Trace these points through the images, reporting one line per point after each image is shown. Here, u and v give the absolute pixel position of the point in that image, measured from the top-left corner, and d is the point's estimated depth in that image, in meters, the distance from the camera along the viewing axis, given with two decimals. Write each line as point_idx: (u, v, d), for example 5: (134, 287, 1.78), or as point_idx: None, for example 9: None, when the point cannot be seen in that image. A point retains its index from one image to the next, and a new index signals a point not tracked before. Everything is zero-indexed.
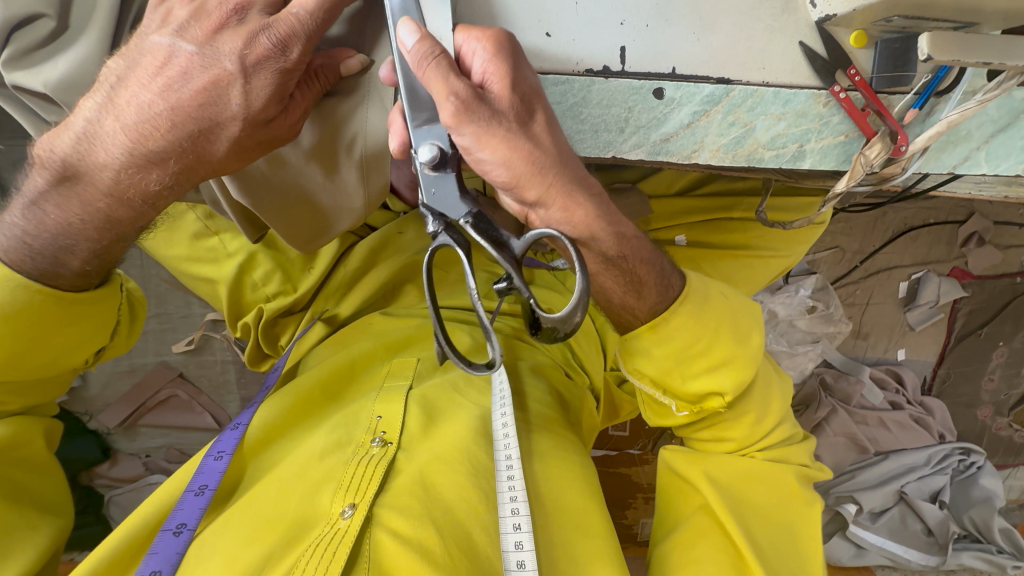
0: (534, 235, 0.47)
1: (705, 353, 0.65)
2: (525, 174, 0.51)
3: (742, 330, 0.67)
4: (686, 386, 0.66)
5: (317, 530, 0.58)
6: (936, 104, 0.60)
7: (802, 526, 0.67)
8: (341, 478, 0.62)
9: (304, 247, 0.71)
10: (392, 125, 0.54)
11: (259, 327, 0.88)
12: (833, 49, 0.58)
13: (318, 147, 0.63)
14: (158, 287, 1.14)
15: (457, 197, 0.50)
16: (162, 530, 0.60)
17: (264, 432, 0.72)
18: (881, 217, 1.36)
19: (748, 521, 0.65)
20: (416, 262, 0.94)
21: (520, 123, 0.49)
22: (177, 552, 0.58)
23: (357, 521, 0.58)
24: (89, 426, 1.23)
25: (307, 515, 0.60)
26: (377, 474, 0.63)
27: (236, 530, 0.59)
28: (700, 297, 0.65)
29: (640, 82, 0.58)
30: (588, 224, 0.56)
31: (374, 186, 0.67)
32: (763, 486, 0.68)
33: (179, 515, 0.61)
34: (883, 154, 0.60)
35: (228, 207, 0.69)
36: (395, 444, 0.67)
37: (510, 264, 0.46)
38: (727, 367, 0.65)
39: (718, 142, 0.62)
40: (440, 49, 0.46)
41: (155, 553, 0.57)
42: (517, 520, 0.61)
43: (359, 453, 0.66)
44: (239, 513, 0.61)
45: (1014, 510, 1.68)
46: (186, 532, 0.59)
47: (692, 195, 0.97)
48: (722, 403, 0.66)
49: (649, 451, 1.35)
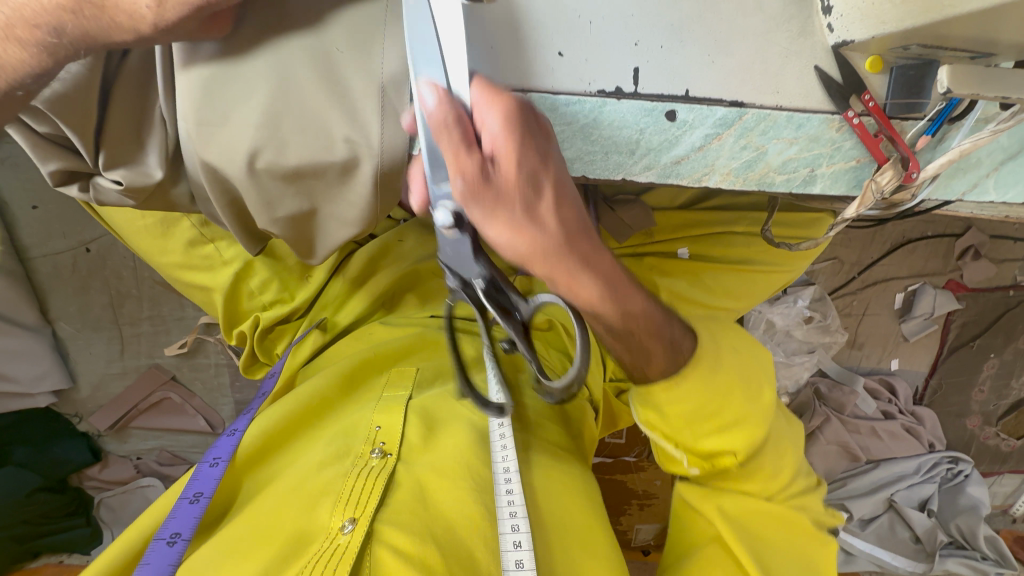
0: (541, 302, 0.53)
1: (715, 414, 0.66)
2: (530, 257, 0.49)
3: (751, 389, 0.68)
4: (698, 443, 0.67)
5: (314, 546, 0.57)
6: (948, 131, 0.60)
7: (817, 560, 0.68)
8: (340, 490, 0.61)
9: (307, 254, 0.66)
10: (415, 184, 0.54)
11: (255, 335, 0.87)
12: (849, 75, 0.57)
13: (335, 159, 0.54)
14: (152, 289, 1.12)
15: (472, 260, 0.51)
16: (154, 541, 0.59)
17: (259, 442, 0.70)
18: (880, 229, 1.37)
19: (765, 556, 0.65)
20: (416, 271, 0.93)
21: (527, 206, 0.47)
22: (170, 563, 0.56)
23: (357, 537, 0.56)
24: (80, 427, 1.21)
25: (305, 530, 0.58)
26: (377, 487, 0.61)
27: (231, 547, 0.58)
28: (711, 356, 0.67)
29: (653, 103, 0.57)
30: (595, 302, 0.55)
31: (389, 198, 0.58)
32: (777, 523, 0.69)
33: (172, 525, 0.60)
34: (894, 180, 0.59)
35: (227, 222, 0.63)
36: (394, 455, 0.66)
37: (517, 331, 0.53)
38: (739, 426, 0.66)
39: (730, 165, 0.61)
40: (456, 119, 0.44)
41: (149, 563, 0.56)
42: (518, 536, 0.59)
43: (358, 464, 0.64)
44: (234, 532, 0.60)
45: (997, 515, 1.73)
46: (180, 542, 0.59)
47: (696, 209, 0.97)
48: (733, 458, 0.67)
49: (646, 459, 1.34)
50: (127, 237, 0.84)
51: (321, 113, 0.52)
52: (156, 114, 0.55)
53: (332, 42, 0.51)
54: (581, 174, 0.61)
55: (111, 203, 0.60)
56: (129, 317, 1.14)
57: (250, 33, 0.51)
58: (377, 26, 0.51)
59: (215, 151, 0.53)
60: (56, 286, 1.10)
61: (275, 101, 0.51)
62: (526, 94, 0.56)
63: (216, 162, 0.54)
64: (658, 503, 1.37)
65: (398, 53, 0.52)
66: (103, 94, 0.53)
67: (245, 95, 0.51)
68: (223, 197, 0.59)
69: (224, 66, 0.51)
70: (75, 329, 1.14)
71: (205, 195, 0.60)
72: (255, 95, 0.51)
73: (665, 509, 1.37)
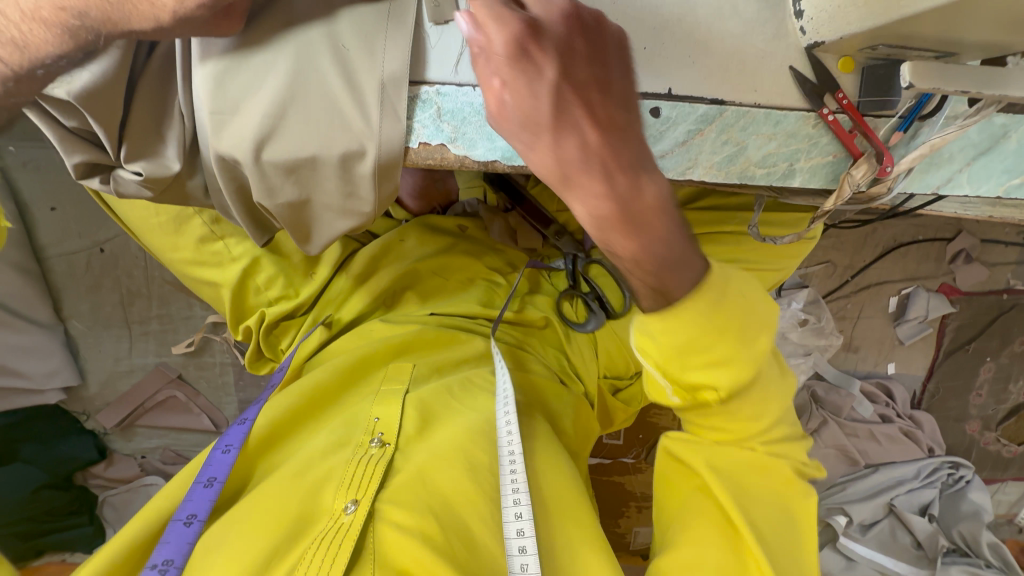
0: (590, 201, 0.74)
1: (706, 349, 0.59)
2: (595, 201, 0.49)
3: (750, 329, 0.60)
4: (686, 375, 0.60)
5: (320, 525, 0.60)
6: (920, 128, 0.63)
7: (798, 514, 0.69)
8: (342, 477, 0.63)
9: (305, 244, 0.69)
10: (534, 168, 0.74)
11: (260, 331, 0.91)
12: (822, 74, 0.61)
13: (336, 152, 0.57)
14: (162, 288, 1.16)
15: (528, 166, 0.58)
16: (172, 521, 0.62)
17: (268, 430, 0.73)
18: (871, 233, 1.40)
19: (753, 512, 0.66)
20: (416, 270, 0.97)
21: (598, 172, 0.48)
22: (188, 542, 0.60)
23: (359, 518, 0.59)
24: (87, 425, 1.24)
25: (308, 510, 0.61)
26: (378, 472, 0.63)
27: (239, 525, 0.60)
28: (716, 287, 0.57)
29: (638, 101, 0.60)
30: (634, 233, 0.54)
31: (386, 191, 0.62)
32: (763, 475, 0.69)
33: (188, 506, 0.63)
34: (869, 173, 0.62)
35: (237, 213, 0.66)
36: (392, 445, 0.67)
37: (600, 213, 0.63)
38: (725, 365, 0.60)
39: (712, 159, 0.64)
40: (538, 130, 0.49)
41: (167, 543, 0.59)
42: (519, 509, 0.62)
43: (358, 453, 0.66)
44: (243, 510, 0.62)
45: (1002, 525, 1.71)
46: (196, 523, 0.62)
47: (689, 208, 1.00)
48: (716, 396, 0.62)
49: (643, 460, 1.35)
50: (140, 234, 0.88)
51: (328, 107, 0.56)
52: (175, 109, 0.59)
53: (346, 41, 0.55)
54: None
55: (129, 195, 0.64)
56: (139, 316, 1.18)
57: (261, 33, 0.54)
58: (380, 28, 0.55)
59: (226, 139, 0.56)
60: (69, 285, 1.13)
61: (285, 95, 0.54)
62: None
63: (226, 150, 0.57)
64: None
65: (399, 54, 0.56)
66: (128, 90, 0.57)
67: (259, 90, 0.55)
68: (231, 184, 0.62)
69: (240, 64, 0.55)
70: (85, 327, 1.17)
71: (217, 186, 0.64)
72: (268, 90, 0.54)
73: None
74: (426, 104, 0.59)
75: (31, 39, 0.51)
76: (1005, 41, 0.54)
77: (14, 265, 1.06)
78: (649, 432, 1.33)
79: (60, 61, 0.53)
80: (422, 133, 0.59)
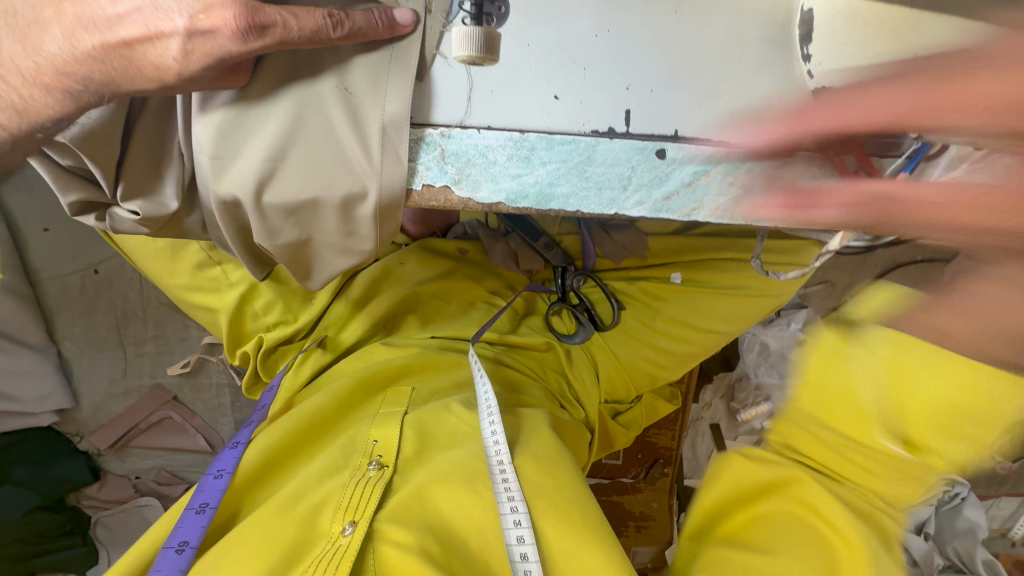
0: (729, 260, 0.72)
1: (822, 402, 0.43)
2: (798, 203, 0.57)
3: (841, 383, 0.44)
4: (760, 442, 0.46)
5: (318, 549, 0.59)
6: (925, 169, 0.62)
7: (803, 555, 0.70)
8: (340, 499, 0.62)
9: (306, 281, 0.68)
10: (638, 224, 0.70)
11: (258, 356, 0.89)
12: (829, 117, 0.60)
13: (337, 194, 0.56)
14: (158, 309, 1.15)
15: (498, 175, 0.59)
16: (163, 548, 0.61)
17: (262, 459, 0.71)
18: (869, 255, 1.41)
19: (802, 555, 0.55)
20: (415, 293, 0.96)
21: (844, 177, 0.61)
22: (180, 569, 0.59)
23: (358, 537, 0.58)
24: (80, 447, 1.22)
25: (306, 535, 0.60)
26: (375, 494, 0.62)
27: (235, 549, 0.59)
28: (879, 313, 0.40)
29: (643, 142, 0.59)
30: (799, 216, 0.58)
31: (389, 229, 0.60)
32: None
33: (180, 533, 0.62)
34: (876, 215, 0.61)
35: (236, 250, 0.65)
36: (391, 467, 0.66)
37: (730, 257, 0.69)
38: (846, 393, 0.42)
39: (717, 201, 0.63)
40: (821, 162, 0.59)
41: (159, 570, 0.58)
42: (520, 528, 0.59)
43: (356, 475, 0.65)
44: (238, 533, 0.61)
45: (996, 541, 1.72)
46: (188, 549, 0.61)
47: (690, 234, 0.99)
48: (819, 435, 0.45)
49: (642, 480, 1.39)
50: (136, 260, 0.87)
51: (331, 150, 0.55)
52: (173, 148, 0.58)
53: (354, 89, 0.54)
54: (575, 210, 0.62)
55: (124, 231, 0.63)
56: (134, 337, 1.16)
57: (259, 78, 0.54)
58: (383, 69, 0.54)
59: (225, 182, 0.56)
60: (64, 307, 1.12)
61: (284, 142, 0.54)
62: (524, 134, 0.58)
63: (225, 192, 0.56)
64: (655, 525, 1.42)
65: (401, 97, 0.54)
66: (125, 129, 0.56)
67: (257, 136, 0.54)
68: (231, 224, 0.60)
69: (237, 113, 0.54)
70: (79, 348, 1.16)
71: (215, 223, 0.62)
72: (265, 136, 0.54)
73: (662, 531, 1.43)
74: (429, 146, 0.58)
75: (31, 104, 0.54)
76: None
77: (7, 287, 1.04)
78: (648, 452, 1.37)
79: (60, 122, 0.53)
80: (425, 175, 0.58)
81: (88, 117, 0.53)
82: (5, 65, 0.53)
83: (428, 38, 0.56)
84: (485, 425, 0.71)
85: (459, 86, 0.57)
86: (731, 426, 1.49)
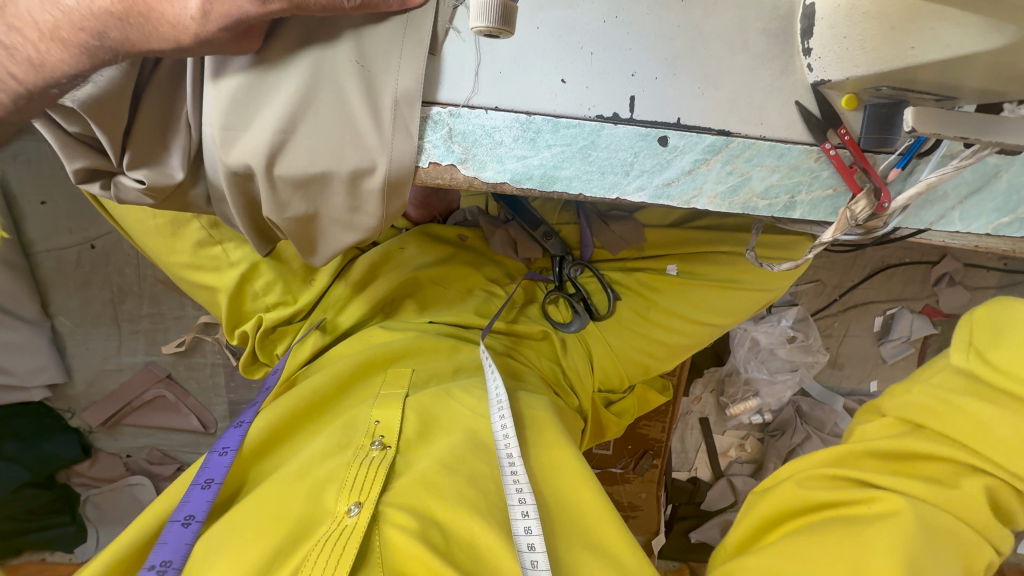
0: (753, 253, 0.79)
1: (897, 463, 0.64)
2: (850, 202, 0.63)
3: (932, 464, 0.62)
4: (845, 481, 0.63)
5: (324, 528, 0.59)
6: (917, 166, 0.64)
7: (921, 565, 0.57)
8: (344, 478, 0.63)
9: (310, 257, 0.68)
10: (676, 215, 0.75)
11: (257, 335, 0.89)
12: (826, 111, 0.62)
13: (346, 166, 0.57)
14: (154, 287, 1.14)
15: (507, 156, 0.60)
16: (170, 521, 0.61)
17: (266, 435, 0.71)
18: (860, 255, 1.44)
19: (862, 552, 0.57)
20: (416, 278, 0.97)
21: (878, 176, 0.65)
22: (186, 543, 0.59)
23: (363, 519, 0.58)
24: (71, 423, 1.22)
25: (311, 514, 0.60)
26: (379, 476, 0.63)
27: (239, 526, 0.59)
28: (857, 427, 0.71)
29: (646, 129, 0.61)
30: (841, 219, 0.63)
31: (395, 207, 0.61)
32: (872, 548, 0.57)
33: (187, 507, 0.63)
34: (867, 209, 0.62)
35: (241, 225, 0.66)
36: (394, 448, 0.67)
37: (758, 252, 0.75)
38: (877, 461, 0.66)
39: (716, 189, 0.64)
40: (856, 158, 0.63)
41: (166, 543, 0.59)
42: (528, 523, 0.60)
43: (359, 455, 0.66)
44: (243, 510, 0.62)
45: None
46: (195, 524, 0.61)
47: (687, 226, 1.00)
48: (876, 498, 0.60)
49: (631, 471, 1.42)
50: (137, 236, 0.87)
51: (342, 122, 0.55)
52: (181, 119, 0.58)
53: (366, 62, 0.55)
54: (579, 194, 0.63)
55: (129, 201, 0.63)
56: (129, 314, 1.16)
57: (272, 48, 0.54)
58: (394, 43, 0.55)
59: (236, 151, 0.56)
60: (58, 282, 1.11)
61: (296, 113, 0.54)
62: (530, 116, 0.59)
63: (235, 162, 0.56)
64: (642, 514, 1.46)
65: (413, 71, 0.55)
66: (133, 99, 0.57)
67: (269, 106, 0.55)
68: (240, 197, 0.61)
69: (251, 81, 0.54)
70: (73, 324, 1.15)
71: (221, 197, 0.62)
72: (278, 106, 0.54)
73: (648, 521, 1.47)
74: (437, 125, 0.59)
75: (46, 57, 0.53)
76: (1002, 90, 0.55)
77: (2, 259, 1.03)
78: (637, 443, 1.40)
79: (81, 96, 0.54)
80: (432, 153, 0.59)
81: (100, 86, 0.54)
82: (23, 19, 0.54)
83: (441, 11, 0.56)
84: (494, 418, 0.72)
85: (467, 64, 0.58)
86: (719, 420, 1.55)
